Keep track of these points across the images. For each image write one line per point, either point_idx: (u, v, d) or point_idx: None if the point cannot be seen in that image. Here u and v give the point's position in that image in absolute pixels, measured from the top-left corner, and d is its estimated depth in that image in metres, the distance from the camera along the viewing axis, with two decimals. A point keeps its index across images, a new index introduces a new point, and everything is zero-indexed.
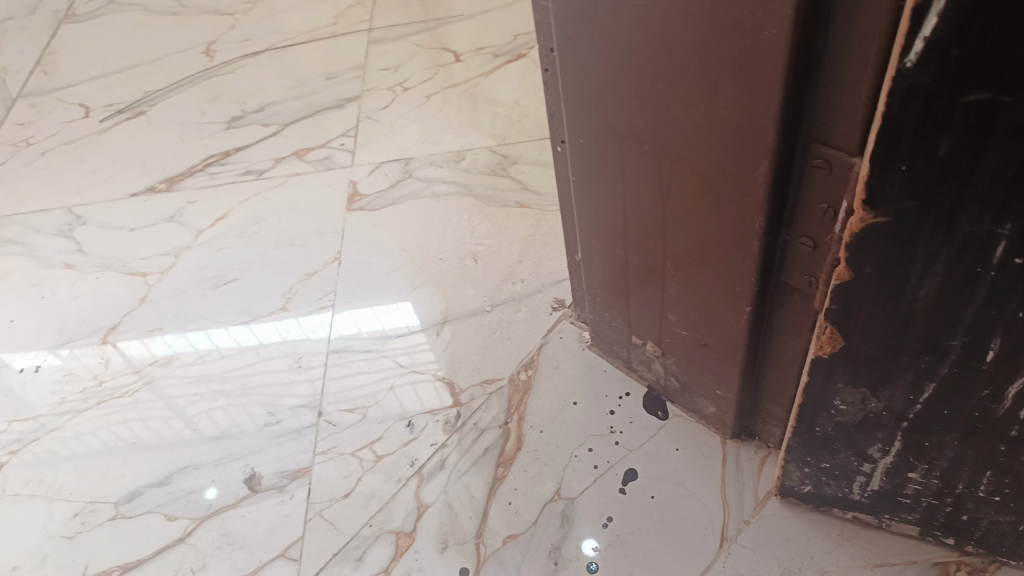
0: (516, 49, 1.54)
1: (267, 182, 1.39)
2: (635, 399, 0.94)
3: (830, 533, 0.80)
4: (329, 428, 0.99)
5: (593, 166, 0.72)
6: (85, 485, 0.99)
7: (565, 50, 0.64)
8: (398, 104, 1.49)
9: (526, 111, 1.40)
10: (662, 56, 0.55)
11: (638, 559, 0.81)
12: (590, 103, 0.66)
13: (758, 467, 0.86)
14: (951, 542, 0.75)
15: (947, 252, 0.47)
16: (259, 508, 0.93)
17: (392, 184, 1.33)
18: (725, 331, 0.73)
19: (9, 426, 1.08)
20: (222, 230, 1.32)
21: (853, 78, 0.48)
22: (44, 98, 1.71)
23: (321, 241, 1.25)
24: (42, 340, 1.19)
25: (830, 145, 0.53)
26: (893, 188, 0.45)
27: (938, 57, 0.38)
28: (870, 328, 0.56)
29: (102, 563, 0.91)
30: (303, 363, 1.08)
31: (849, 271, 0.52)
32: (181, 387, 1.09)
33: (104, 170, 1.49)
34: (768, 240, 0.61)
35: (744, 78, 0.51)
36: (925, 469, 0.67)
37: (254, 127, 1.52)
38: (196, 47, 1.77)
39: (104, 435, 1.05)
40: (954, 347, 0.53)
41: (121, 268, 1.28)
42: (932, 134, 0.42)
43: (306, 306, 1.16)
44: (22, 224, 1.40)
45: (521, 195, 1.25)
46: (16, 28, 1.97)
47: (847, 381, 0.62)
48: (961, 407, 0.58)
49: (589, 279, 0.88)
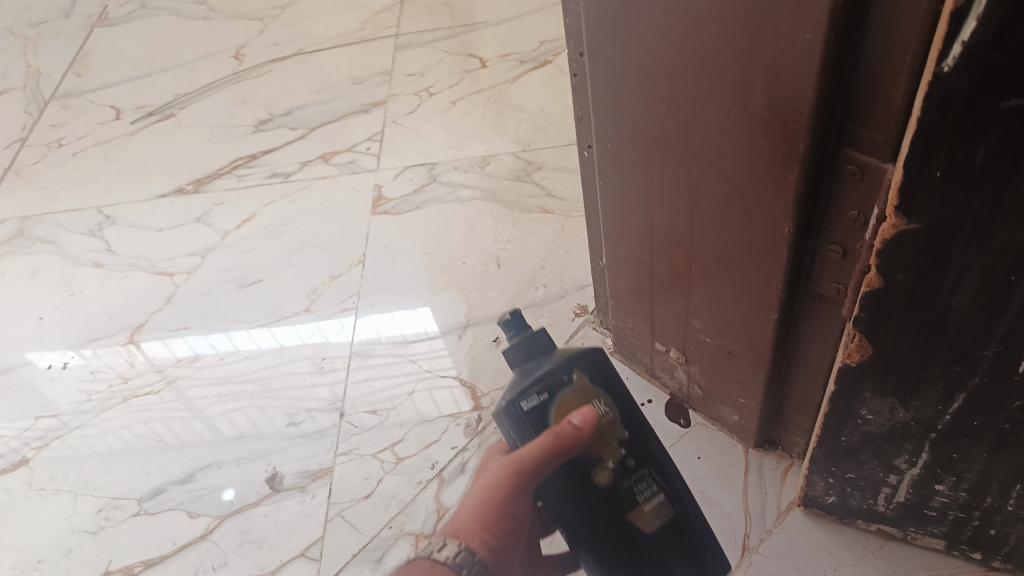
0: (542, 56, 1.55)
1: (293, 185, 1.41)
2: (657, 406, 0.94)
3: (854, 545, 0.79)
4: (351, 430, 1.00)
5: (621, 171, 0.73)
6: (109, 482, 1.01)
7: (594, 53, 0.65)
8: (423, 109, 1.50)
9: (551, 117, 1.41)
10: (692, 61, 0.56)
11: None
12: (619, 107, 0.67)
13: (782, 477, 0.86)
14: (979, 557, 0.74)
15: (982, 260, 0.46)
16: (280, 507, 0.94)
17: (416, 188, 1.34)
18: (751, 339, 0.73)
19: (36, 422, 1.11)
20: (248, 231, 1.33)
21: (887, 83, 0.47)
22: (77, 100, 1.75)
23: (346, 244, 1.26)
24: (70, 338, 1.21)
25: (863, 151, 0.53)
26: (927, 195, 0.45)
27: (978, 62, 0.38)
28: (900, 337, 0.55)
29: (125, 558, 0.92)
30: (325, 366, 1.09)
31: (879, 279, 0.52)
32: (203, 387, 1.10)
33: (134, 171, 1.52)
34: (797, 246, 0.61)
35: (776, 83, 0.51)
36: (952, 482, 0.66)
37: (281, 130, 1.54)
38: (225, 51, 1.80)
39: (128, 432, 1.06)
40: (987, 357, 0.52)
41: (149, 268, 1.30)
42: (970, 141, 0.41)
43: (329, 308, 1.17)
44: (53, 223, 1.43)
45: (545, 201, 1.25)
46: (50, 31, 2.02)
47: (875, 391, 0.61)
48: (992, 419, 0.57)
49: (612, 285, 0.88)
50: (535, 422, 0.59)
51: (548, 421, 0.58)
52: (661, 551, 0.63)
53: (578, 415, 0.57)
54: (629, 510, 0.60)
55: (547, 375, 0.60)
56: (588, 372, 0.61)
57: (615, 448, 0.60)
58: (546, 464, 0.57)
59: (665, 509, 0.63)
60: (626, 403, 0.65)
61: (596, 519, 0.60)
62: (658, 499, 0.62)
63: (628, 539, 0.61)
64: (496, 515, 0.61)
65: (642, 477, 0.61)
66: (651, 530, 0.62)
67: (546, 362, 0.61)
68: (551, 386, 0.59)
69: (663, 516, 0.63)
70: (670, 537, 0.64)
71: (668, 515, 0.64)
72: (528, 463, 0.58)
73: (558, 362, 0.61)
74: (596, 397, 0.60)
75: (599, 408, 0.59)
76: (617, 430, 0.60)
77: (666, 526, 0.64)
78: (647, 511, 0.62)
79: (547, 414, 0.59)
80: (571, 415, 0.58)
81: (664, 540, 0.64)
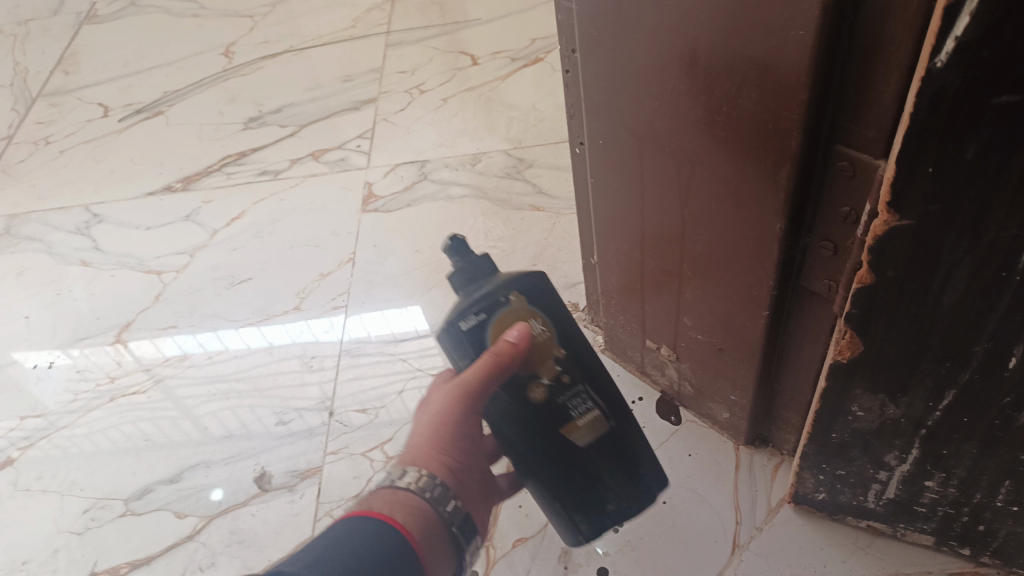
0: (533, 54, 1.54)
1: (283, 183, 1.40)
2: (648, 404, 0.94)
3: (844, 541, 0.79)
4: (341, 428, 0.99)
5: (612, 169, 0.72)
6: (97, 482, 1.00)
7: (586, 50, 0.64)
8: (414, 107, 1.50)
9: (542, 115, 1.40)
10: (682, 58, 0.56)
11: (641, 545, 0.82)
12: (611, 104, 0.66)
13: (772, 473, 0.86)
14: (968, 553, 0.74)
15: (972, 256, 0.46)
16: (269, 506, 0.93)
17: (407, 186, 1.33)
18: (742, 336, 0.73)
19: (22, 421, 1.09)
20: (238, 229, 1.32)
21: (879, 79, 0.47)
22: (65, 97, 1.73)
23: (336, 242, 1.26)
24: (57, 336, 1.20)
25: (854, 147, 0.52)
26: (918, 191, 0.45)
27: (969, 58, 0.38)
28: (891, 334, 0.55)
29: (112, 558, 0.91)
30: (315, 365, 1.08)
31: (870, 275, 0.52)
32: (191, 387, 1.09)
33: (123, 169, 1.50)
34: (788, 244, 0.61)
35: (767, 80, 0.51)
36: (942, 478, 0.66)
37: (271, 128, 1.53)
38: (215, 49, 1.78)
39: (115, 432, 1.05)
40: (977, 353, 0.52)
41: (137, 266, 1.29)
42: (961, 137, 0.41)
43: (319, 306, 1.16)
44: (41, 221, 1.42)
45: (536, 199, 1.25)
46: (38, 29, 2.00)
47: (865, 388, 0.61)
48: (981, 415, 0.57)
49: (603, 283, 0.88)
50: (473, 340, 0.66)
51: (485, 339, 0.66)
52: (594, 463, 0.71)
53: (513, 332, 0.65)
54: (563, 422, 0.69)
55: (484, 297, 0.66)
56: (526, 295, 0.67)
57: (549, 365, 0.68)
58: (486, 379, 0.65)
59: (602, 424, 0.71)
60: (569, 325, 0.71)
61: (534, 431, 0.69)
62: (593, 415, 0.70)
63: (563, 449, 0.70)
64: (449, 430, 0.69)
65: (578, 393, 0.69)
66: (584, 443, 0.71)
67: (485, 282, 0.67)
68: (489, 308, 0.66)
69: (598, 432, 0.71)
70: (607, 451, 0.72)
71: (605, 431, 0.71)
72: (470, 380, 0.65)
73: (497, 285, 0.67)
74: (534, 316, 0.67)
75: (534, 327, 0.67)
76: (554, 350, 0.68)
77: (602, 441, 0.71)
78: (581, 426, 0.70)
79: (484, 332, 0.66)
80: (508, 333, 0.65)
81: (598, 454, 0.72)
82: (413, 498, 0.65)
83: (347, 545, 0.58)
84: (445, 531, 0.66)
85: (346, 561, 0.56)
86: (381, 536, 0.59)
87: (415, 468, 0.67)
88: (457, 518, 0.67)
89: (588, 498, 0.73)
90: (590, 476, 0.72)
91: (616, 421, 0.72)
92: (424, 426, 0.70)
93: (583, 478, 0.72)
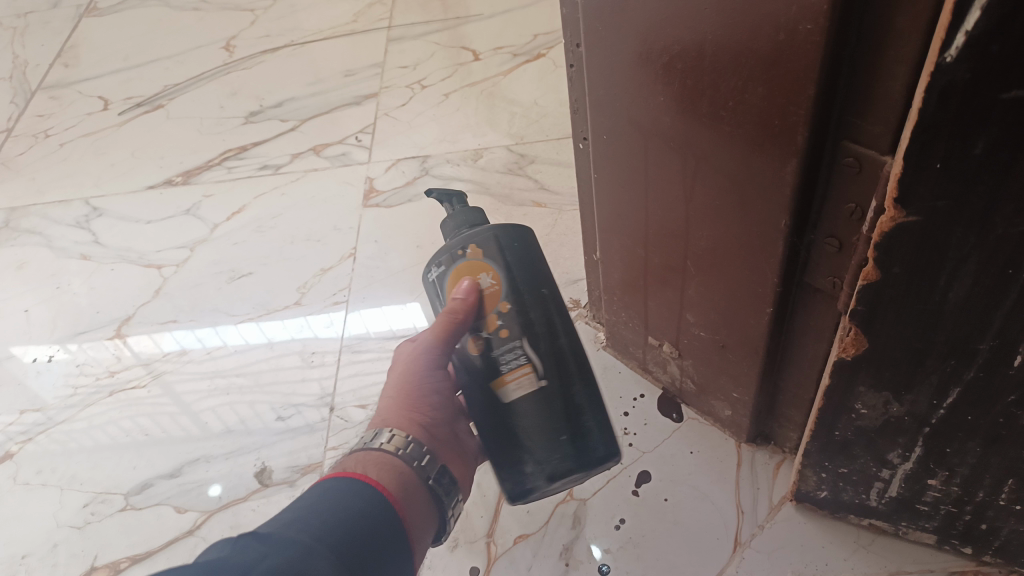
0: (535, 49, 1.54)
1: (284, 178, 1.39)
2: (650, 401, 0.94)
3: (846, 539, 0.79)
4: (342, 423, 0.99)
5: (615, 164, 0.72)
6: (97, 476, 1.00)
7: (590, 44, 0.64)
8: (416, 102, 1.49)
9: (545, 110, 1.40)
10: (688, 52, 0.55)
11: (643, 542, 0.82)
12: (615, 99, 0.66)
13: (774, 471, 0.86)
14: (969, 551, 0.74)
15: (979, 253, 0.46)
16: (270, 501, 0.93)
17: (408, 181, 1.33)
18: (745, 333, 0.72)
19: (22, 415, 1.09)
20: (238, 223, 1.32)
21: (887, 74, 0.47)
22: (65, 91, 1.73)
23: (337, 237, 1.25)
24: (57, 331, 1.20)
25: (860, 143, 0.52)
26: (926, 187, 0.45)
27: (979, 52, 0.38)
28: (896, 330, 0.55)
29: (112, 553, 0.91)
30: (315, 360, 1.08)
31: (876, 271, 0.52)
32: (191, 382, 1.09)
33: (123, 162, 1.50)
34: (793, 240, 0.61)
35: (774, 75, 0.50)
36: (945, 476, 0.66)
37: (272, 122, 1.52)
38: (216, 42, 1.78)
39: (114, 427, 1.05)
40: (982, 351, 0.52)
41: (137, 260, 1.29)
42: (969, 132, 0.41)
43: (320, 302, 1.16)
44: (41, 215, 1.41)
45: (538, 195, 1.24)
46: (37, 22, 1.99)
47: (869, 385, 0.61)
48: (985, 413, 0.57)
49: (606, 279, 0.88)
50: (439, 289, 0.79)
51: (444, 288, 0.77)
52: (520, 422, 0.73)
53: (462, 288, 0.75)
54: (492, 373, 0.74)
55: (446, 251, 0.78)
56: (484, 248, 0.76)
57: (491, 319, 0.75)
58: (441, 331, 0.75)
59: (530, 385, 0.73)
60: (542, 276, 0.78)
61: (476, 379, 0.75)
62: (523, 372, 0.73)
63: (490, 400, 0.74)
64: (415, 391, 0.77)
65: (512, 347, 0.74)
66: (513, 399, 0.73)
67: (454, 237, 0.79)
68: (448, 261, 0.77)
69: (528, 390, 0.73)
70: (536, 413, 0.73)
71: (535, 391, 0.73)
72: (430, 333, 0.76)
73: (458, 242, 0.78)
74: (485, 271, 0.76)
75: (482, 280, 0.75)
76: (499, 303, 0.75)
77: (528, 403, 0.73)
78: (510, 380, 0.73)
79: (445, 283, 0.77)
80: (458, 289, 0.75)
81: (526, 414, 0.73)
82: (389, 457, 0.70)
83: (324, 508, 0.61)
84: (423, 485, 0.71)
85: (322, 519, 0.59)
86: (357, 496, 0.63)
87: (388, 429, 0.73)
88: (433, 471, 0.72)
89: (508, 458, 0.74)
90: (512, 435, 0.74)
91: (550, 383, 0.74)
92: (392, 389, 0.78)
93: (511, 435, 0.74)
